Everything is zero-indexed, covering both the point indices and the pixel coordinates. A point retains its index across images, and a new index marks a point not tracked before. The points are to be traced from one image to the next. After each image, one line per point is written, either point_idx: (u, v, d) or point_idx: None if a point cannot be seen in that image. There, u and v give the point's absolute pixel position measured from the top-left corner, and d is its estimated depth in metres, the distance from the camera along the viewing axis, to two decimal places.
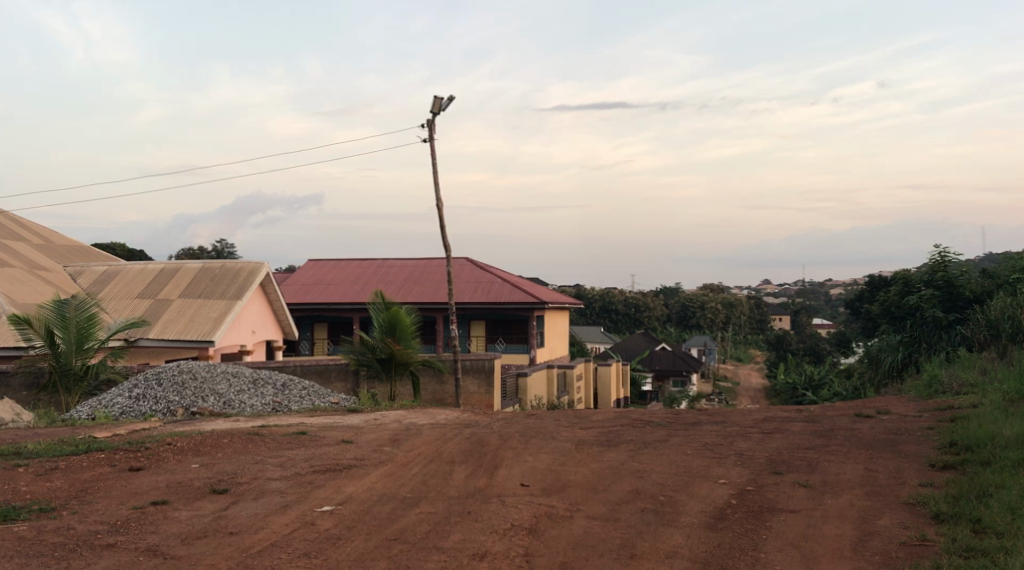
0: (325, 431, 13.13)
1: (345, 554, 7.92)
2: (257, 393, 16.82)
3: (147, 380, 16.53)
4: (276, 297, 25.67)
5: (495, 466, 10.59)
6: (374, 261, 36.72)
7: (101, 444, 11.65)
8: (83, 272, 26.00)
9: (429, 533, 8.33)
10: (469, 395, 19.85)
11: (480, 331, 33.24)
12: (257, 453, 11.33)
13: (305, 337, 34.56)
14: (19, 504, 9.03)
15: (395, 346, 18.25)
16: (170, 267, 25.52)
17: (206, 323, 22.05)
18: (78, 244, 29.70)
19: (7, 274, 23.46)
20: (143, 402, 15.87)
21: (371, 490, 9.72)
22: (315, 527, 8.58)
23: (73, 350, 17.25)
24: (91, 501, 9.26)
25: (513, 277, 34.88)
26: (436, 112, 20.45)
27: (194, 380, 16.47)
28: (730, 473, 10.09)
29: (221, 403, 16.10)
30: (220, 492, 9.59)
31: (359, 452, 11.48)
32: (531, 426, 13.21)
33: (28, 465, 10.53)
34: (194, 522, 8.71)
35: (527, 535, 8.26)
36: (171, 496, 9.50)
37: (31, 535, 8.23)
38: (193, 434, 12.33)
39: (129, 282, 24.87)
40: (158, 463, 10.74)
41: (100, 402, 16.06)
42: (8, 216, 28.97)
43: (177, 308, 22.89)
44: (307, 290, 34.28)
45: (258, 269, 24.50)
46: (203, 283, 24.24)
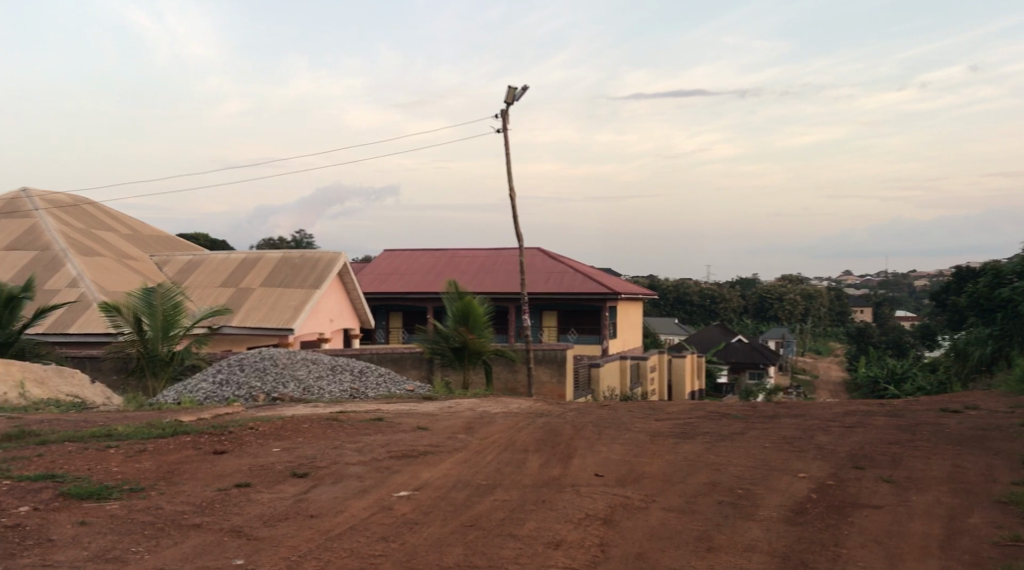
0: (401, 417, 13.30)
1: (422, 539, 8.02)
2: (335, 379, 17.11)
3: (230, 367, 17.07)
4: (353, 286, 26.11)
5: (570, 455, 10.60)
6: (446, 251, 37.06)
7: (186, 427, 12.01)
8: (170, 260, 26.79)
9: (504, 521, 8.39)
10: (541, 385, 19.84)
11: (552, 322, 33.28)
12: (336, 438, 11.54)
13: (380, 326, 35.15)
14: (111, 483, 9.36)
15: (469, 334, 18.33)
16: (252, 257, 26.17)
17: (287, 311, 22.51)
18: (163, 234, 30.58)
19: (99, 264, 24.33)
20: (227, 388, 16.33)
21: (446, 477, 9.83)
22: (392, 512, 8.70)
23: (160, 337, 17.78)
24: (178, 483, 9.55)
25: (586, 267, 34.83)
26: (510, 103, 20.52)
27: (275, 367, 16.90)
28: (810, 466, 9.93)
29: (301, 388, 16.40)
30: (301, 476, 9.81)
31: (434, 439, 11.60)
32: (605, 417, 13.19)
33: (118, 446, 10.91)
34: (276, 504, 8.93)
35: (602, 525, 8.25)
36: (254, 478, 9.75)
37: (123, 513, 8.53)
38: (272, 419, 12.60)
39: (212, 271, 25.53)
40: (241, 446, 11.04)
41: (186, 388, 16.59)
42: (98, 207, 29.98)
43: (259, 297, 23.42)
44: (381, 280, 34.73)
45: (336, 259, 24.95)
46: (283, 273, 24.77)
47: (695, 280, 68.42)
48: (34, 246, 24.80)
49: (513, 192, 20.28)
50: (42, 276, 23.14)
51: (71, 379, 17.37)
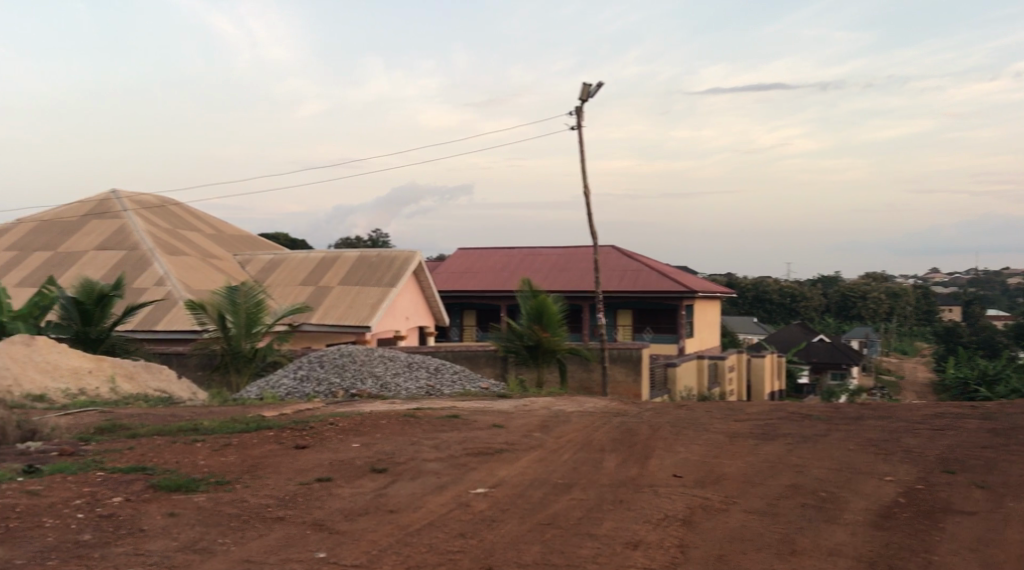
0: (477, 415, 13.37)
1: (499, 536, 8.05)
2: (411, 376, 17.27)
3: (310, 363, 17.40)
4: (428, 284, 26.34)
5: (647, 456, 10.52)
6: (521, 248, 37.14)
7: (268, 422, 12.25)
8: (251, 259, 27.38)
9: (582, 520, 8.37)
10: (616, 384, 19.72)
11: (627, 321, 33.09)
12: (413, 435, 11.66)
13: (455, 324, 35.41)
14: (198, 476, 9.62)
15: (543, 332, 18.31)
16: (330, 256, 26.59)
17: (364, 310, 22.81)
18: (244, 233, 31.29)
19: (184, 263, 25.00)
20: (307, 384, 16.64)
21: (523, 474, 9.84)
22: (470, 509, 8.75)
23: (243, 334, 18.19)
24: (262, 476, 9.76)
25: (662, 265, 34.52)
26: (585, 99, 20.45)
27: (353, 364, 17.16)
28: (896, 470, 9.68)
29: (378, 385, 16.61)
30: (380, 471, 9.93)
31: (510, 437, 11.63)
32: (683, 417, 13.06)
33: (205, 440, 11.20)
34: (356, 499, 9.06)
35: (682, 526, 8.17)
36: (335, 473, 9.91)
37: (210, 505, 8.75)
38: (350, 416, 12.78)
39: (292, 270, 26.01)
40: (322, 441, 11.23)
41: (268, 384, 16.95)
42: (183, 207, 30.82)
43: (337, 295, 23.78)
44: (457, 278, 34.98)
45: (412, 258, 25.20)
46: (360, 271, 25.11)
47: (774, 278, 67.30)
48: (122, 246, 25.60)
49: (588, 190, 20.18)
50: (130, 274, 23.87)
51: (159, 374, 17.89)
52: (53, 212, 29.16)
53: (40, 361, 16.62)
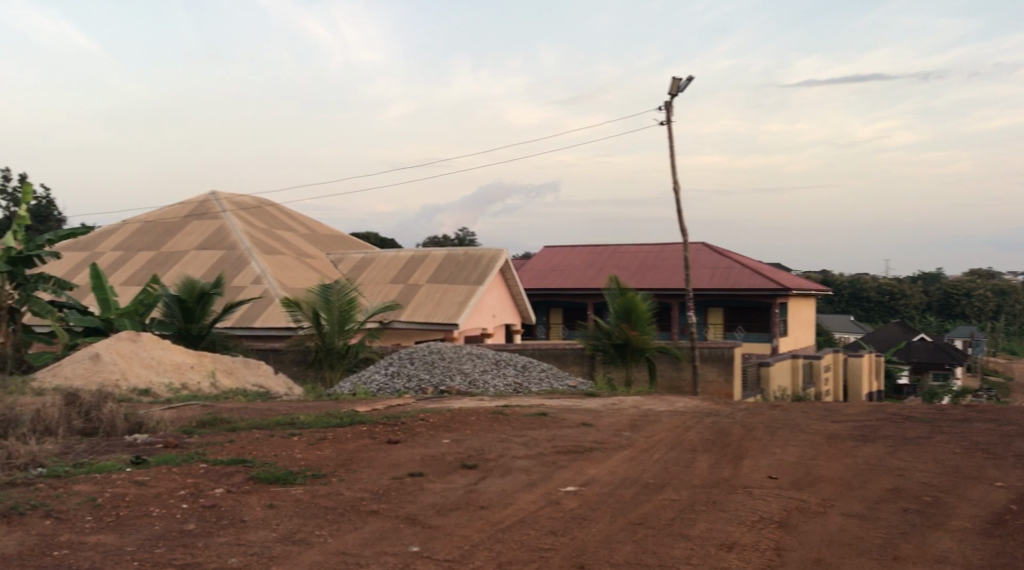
0: (566, 413, 13.37)
1: (591, 535, 8.03)
2: (500, 374, 17.35)
3: (400, 360, 17.65)
4: (515, 282, 26.44)
5: (740, 456, 10.36)
6: (608, 246, 36.96)
7: (361, 417, 12.47)
8: (343, 258, 27.93)
9: (674, 520, 8.29)
10: (707, 384, 19.46)
11: (717, 319, 32.64)
12: (502, 432, 11.71)
13: (542, 322, 35.46)
14: (295, 469, 9.84)
15: (631, 331, 18.20)
16: (418, 254, 26.92)
17: (452, 307, 23.02)
18: (336, 233, 31.91)
19: (279, 261, 25.63)
20: (397, 380, 16.88)
21: (614, 473, 9.80)
22: (561, 507, 8.75)
23: (336, 331, 18.59)
24: (356, 470, 9.93)
25: (754, 262, 33.94)
26: (675, 94, 20.22)
27: (442, 361, 17.34)
28: (1005, 475, 9.32)
29: (467, 382, 16.74)
30: (470, 467, 10.01)
31: (600, 435, 11.59)
32: (778, 417, 12.82)
33: (300, 434, 11.46)
34: (448, 494, 9.15)
35: (778, 529, 8.02)
36: (427, 468, 10.02)
37: (307, 497, 8.95)
38: (441, 412, 12.91)
39: (382, 268, 26.42)
40: (413, 437, 11.37)
41: (360, 379, 17.26)
42: (278, 207, 31.60)
43: (425, 293, 24.06)
44: (544, 275, 35.01)
45: (499, 256, 25.33)
46: (448, 269, 25.35)
47: (872, 275, 65.51)
48: (221, 245, 26.37)
49: (677, 186, 19.97)
50: (228, 273, 24.58)
51: (257, 370, 18.39)
52: (157, 212, 30.23)
53: (145, 356, 17.25)
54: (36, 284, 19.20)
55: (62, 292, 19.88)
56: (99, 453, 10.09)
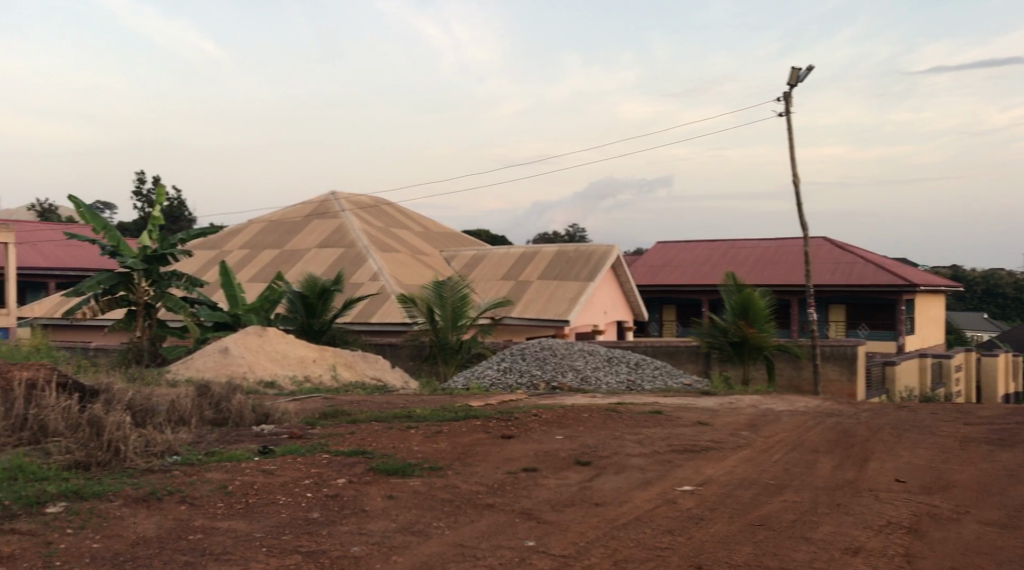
0: (681, 411, 13.22)
1: (709, 535, 7.91)
2: (612, 370, 17.27)
3: (513, 355, 17.78)
4: (627, 279, 26.27)
5: (865, 459, 10.02)
6: (724, 241, 36.36)
7: (477, 412, 12.62)
8: (456, 255, 28.27)
9: (796, 522, 8.10)
10: (829, 383, 18.92)
11: (839, 316, 31.79)
12: (616, 429, 11.65)
13: (655, 319, 35.20)
14: (413, 461, 10.03)
15: (749, 328, 17.84)
16: (530, 251, 27.03)
17: (563, 303, 23.03)
18: (450, 230, 32.37)
19: (394, 258, 26.15)
20: (510, 375, 17.01)
21: (731, 473, 9.63)
22: (677, 506, 8.66)
23: (449, 327, 18.86)
24: (471, 464, 10.05)
25: (878, 257, 32.87)
26: (794, 84, 19.71)
27: (555, 357, 17.39)
28: None
29: (579, 378, 16.72)
30: (584, 464, 9.99)
31: (717, 434, 11.41)
32: (906, 419, 12.36)
33: (417, 427, 11.67)
34: (562, 490, 9.16)
35: (907, 534, 7.74)
36: (541, 463, 10.06)
37: (424, 489, 9.11)
38: (554, 408, 12.94)
39: (494, 265, 26.64)
40: (527, 432, 11.42)
41: (473, 374, 17.48)
42: (393, 206, 32.28)
43: (537, 290, 24.13)
44: (658, 271, 34.71)
45: (610, 252, 25.21)
46: (560, 265, 25.37)
47: (1007, 271, 62.48)
48: (340, 243, 27.06)
49: (797, 179, 19.46)
50: (346, 270, 25.21)
51: (374, 364, 18.82)
52: (280, 212, 31.25)
53: (270, 350, 17.88)
54: (169, 281, 20.11)
55: (192, 289, 20.76)
56: (229, 442, 10.50)
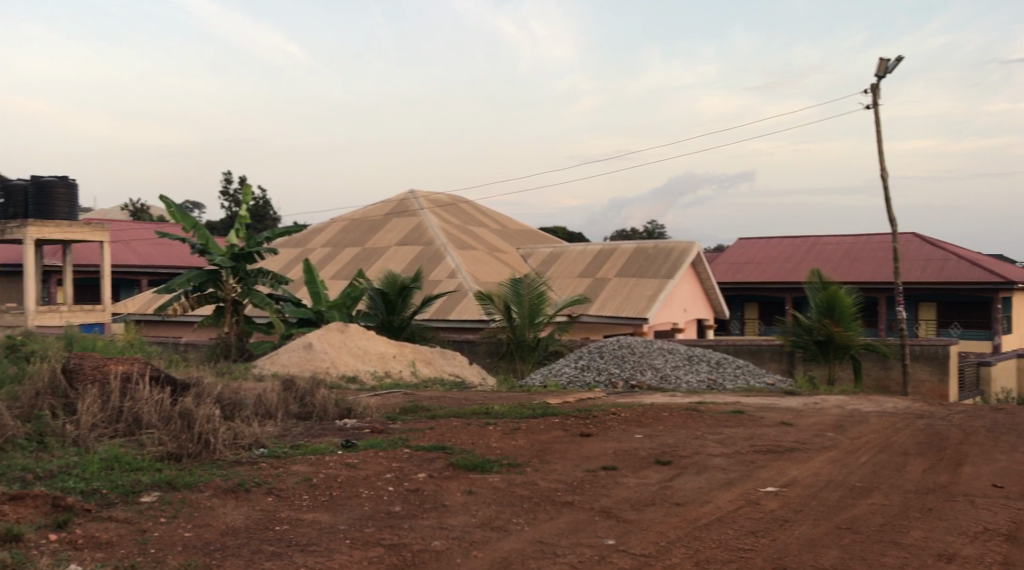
0: (763, 411, 12.98)
1: (794, 537, 7.76)
2: (692, 369, 17.06)
3: (591, 353, 17.71)
4: (707, 276, 25.92)
5: (959, 463, 9.69)
6: (808, 237, 35.61)
7: (555, 409, 12.59)
8: (533, 252, 28.26)
9: (886, 526, 7.88)
10: (919, 384, 18.37)
11: (930, 315, 30.80)
12: (697, 428, 11.50)
13: (736, 317, 34.67)
14: (492, 457, 10.06)
15: (835, 327, 17.43)
16: (608, 248, 26.88)
17: (642, 301, 22.84)
18: (527, 228, 32.40)
19: (471, 256, 26.28)
20: (588, 373, 16.94)
21: (817, 475, 9.42)
22: (760, 507, 8.50)
23: (527, 324, 18.87)
24: (550, 461, 10.03)
25: (972, 254, 31.80)
26: (882, 75, 19.18)
27: (633, 355, 17.26)
28: None
29: (658, 377, 16.56)
30: (665, 463, 9.89)
31: (801, 435, 11.17)
32: (1001, 421, 11.93)
33: (496, 424, 11.70)
34: (642, 489, 9.08)
35: (1004, 542, 7.47)
36: (620, 462, 9.98)
37: (503, 486, 9.12)
38: (633, 406, 12.84)
39: (572, 262, 26.56)
40: (605, 431, 11.35)
41: (551, 371, 17.47)
42: (471, 204, 32.46)
43: (616, 287, 23.97)
44: (739, 268, 34.17)
45: (690, 249, 24.91)
46: (638, 263, 25.17)
47: None
48: (419, 241, 27.30)
49: (885, 172, 18.94)
50: (425, 268, 25.43)
51: (452, 360, 18.95)
52: (360, 211, 31.69)
53: (352, 346, 18.13)
54: (255, 278, 20.55)
55: (277, 285, 21.19)
56: (313, 436, 10.68)
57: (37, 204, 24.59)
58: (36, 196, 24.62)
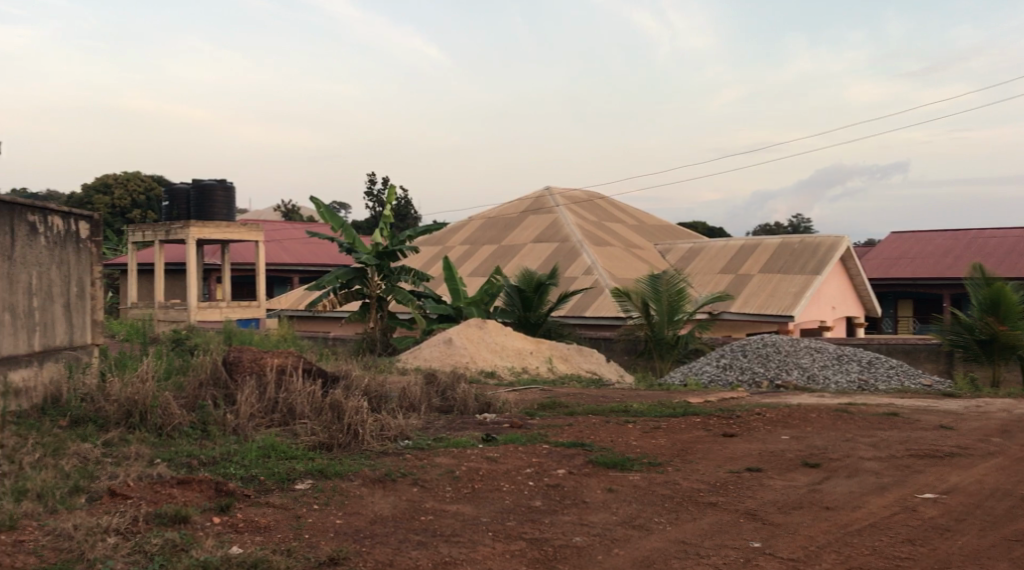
0: (920, 414, 12.41)
1: (956, 547, 7.39)
2: (841, 369, 16.47)
3: (733, 352, 17.38)
4: (858, 271, 24.98)
5: None
6: (968, 230, 33.81)
7: (697, 408, 12.41)
8: (672, 247, 27.91)
9: None
10: None
11: None
12: (848, 431, 11.11)
13: (889, 315, 33.32)
14: (632, 455, 10.00)
15: (999, 326, 16.49)
16: (751, 243, 26.27)
17: (787, 299, 22.22)
18: (666, 224, 32.03)
19: (610, 253, 26.18)
20: (730, 372, 16.63)
21: (980, 483, 8.94)
22: (918, 514, 8.14)
23: (666, 322, 18.66)
24: (692, 461, 9.89)
25: None
26: None
27: (778, 354, 16.83)
28: None
29: (805, 377, 16.07)
30: (813, 466, 9.59)
31: (962, 440, 10.63)
32: None
33: (636, 422, 11.62)
34: (789, 492, 8.84)
35: None
36: (766, 464, 9.75)
37: (644, 484, 9.05)
38: (779, 407, 12.51)
39: (712, 258, 26.10)
40: (749, 431, 11.10)
41: (692, 370, 17.23)
42: (609, 201, 32.34)
43: (758, 284, 23.42)
44: (892, 264, 32.79)
45: (838, 244, 24.08)
46: (783, 258, 24.49)
47: None
48: (555, 238, 27.41)
49: None
50: (562, 264, 25.49)
51: (590, 357, 18.94)
52: (498, 208, 32.06)
53: (490, 342, 18.36)
54: (399, 275, 21.07)
55: (420, 282, 21.68)
56: (455, 429, 10.88)
57: (199, 205, 25.95)
58: (197, 197, 26.01)
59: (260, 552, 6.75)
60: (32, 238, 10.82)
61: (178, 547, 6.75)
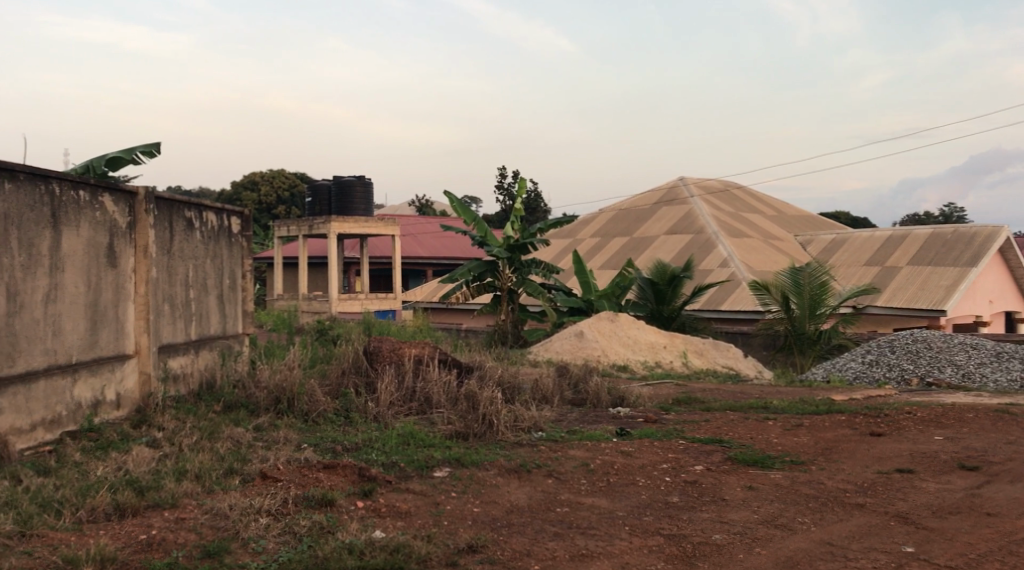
0: None
1: None
2: (1002, 368, 15.43)
3: (880, 348, 16.73)
4: (1018, 263, 23.57)
5: None
6: None
7: (842, 406, 11.96)
8: (813, 239, 27.03)
9: None
10: None
11: None
12: (1009, 432, 10.47)
13: None
14: (774, 453, 9.72)
15: None
16: (899, 234, 25.18)
17: (938, 292, 21.19)
18: (807, 214, 31.05)
19: (748, 245, 25.56)
20: (876, 369, 16.01)
21: None
22: None
23: (807, 316, 18.10)
24: (837, 460, 9.54)
25: None
26: None
27: (930, 351, 16.10)
28: None
29: (960, 374, 15.27)
30: (970, 469, 9.09)
31: None
32: None
33: (776, 419, 11.30)
34: (945, 496, 8.40)
35: None
36: (918, 465, 9.30)
37: (787, 483, 8.78)
38: (931, 405, 11.91)
39: (856, 249, 25.14)
40: (899, 431, 10.62)
41: (835, 366, 16.66)
42: (746, 191, 31.59)
43: (907, 276, 22.41)
44: None
45: (996, 234, 22.81)
46: (934, 249, 23.38)
47: None
48: (690, 229, 26.96)
49: None
50: (697, 257, 25.05)
51: (726, 352, 18.48)
52: (632, 200, 31.77)
53: (623, 335, 18.22)
54: (530, 268, 21.16)
55: (551, 275, 21.72)
56: (588, 422, 10.83)
57: (339, 200, 26.72)
58: (338, 193, 26.79)
59: (403, 537, 6.88)
60: (189, 232, 11.37)
61: (325, 529, 6.95)
